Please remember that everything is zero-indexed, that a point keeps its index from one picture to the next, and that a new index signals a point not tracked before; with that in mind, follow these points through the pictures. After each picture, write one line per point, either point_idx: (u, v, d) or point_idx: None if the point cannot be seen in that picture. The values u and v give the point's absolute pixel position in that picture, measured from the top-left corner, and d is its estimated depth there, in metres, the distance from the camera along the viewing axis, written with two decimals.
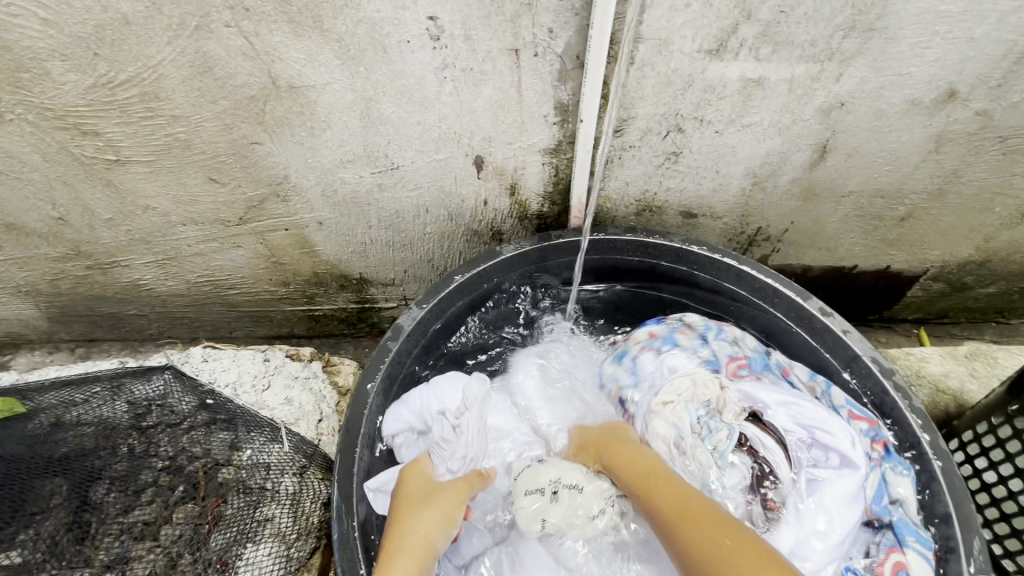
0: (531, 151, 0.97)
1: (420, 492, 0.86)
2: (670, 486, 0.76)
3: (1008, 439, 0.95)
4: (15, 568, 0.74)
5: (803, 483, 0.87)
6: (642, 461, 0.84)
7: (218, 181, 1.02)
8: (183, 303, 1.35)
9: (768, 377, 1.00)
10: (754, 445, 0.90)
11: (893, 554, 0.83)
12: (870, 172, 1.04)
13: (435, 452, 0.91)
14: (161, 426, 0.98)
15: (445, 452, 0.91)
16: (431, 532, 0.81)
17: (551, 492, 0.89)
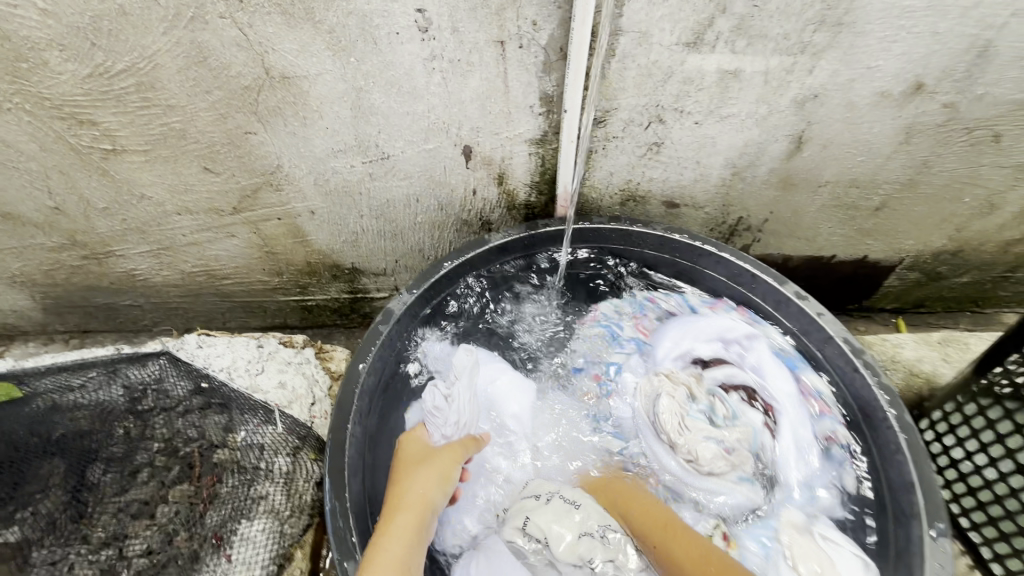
0: (517, 141, 1.00)
1: (420, 456, 0.87)
2: (691, 545, 0.78)
3: (974, 416, 0.99)
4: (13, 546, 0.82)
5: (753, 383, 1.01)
6: (656, 511, 0.84)
7: (213, 170, 1.04)
8: (177, 293, 1.37)
9: (648, 317, 1.13)
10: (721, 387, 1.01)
11: (805, 385, 0.99)
12: (845, 163, 1.07)
13: (429, 420, 0.92)
14: (157, 410, 1.03)
15: (438, 421, 0.92)
16: (429, 489, 0.82)
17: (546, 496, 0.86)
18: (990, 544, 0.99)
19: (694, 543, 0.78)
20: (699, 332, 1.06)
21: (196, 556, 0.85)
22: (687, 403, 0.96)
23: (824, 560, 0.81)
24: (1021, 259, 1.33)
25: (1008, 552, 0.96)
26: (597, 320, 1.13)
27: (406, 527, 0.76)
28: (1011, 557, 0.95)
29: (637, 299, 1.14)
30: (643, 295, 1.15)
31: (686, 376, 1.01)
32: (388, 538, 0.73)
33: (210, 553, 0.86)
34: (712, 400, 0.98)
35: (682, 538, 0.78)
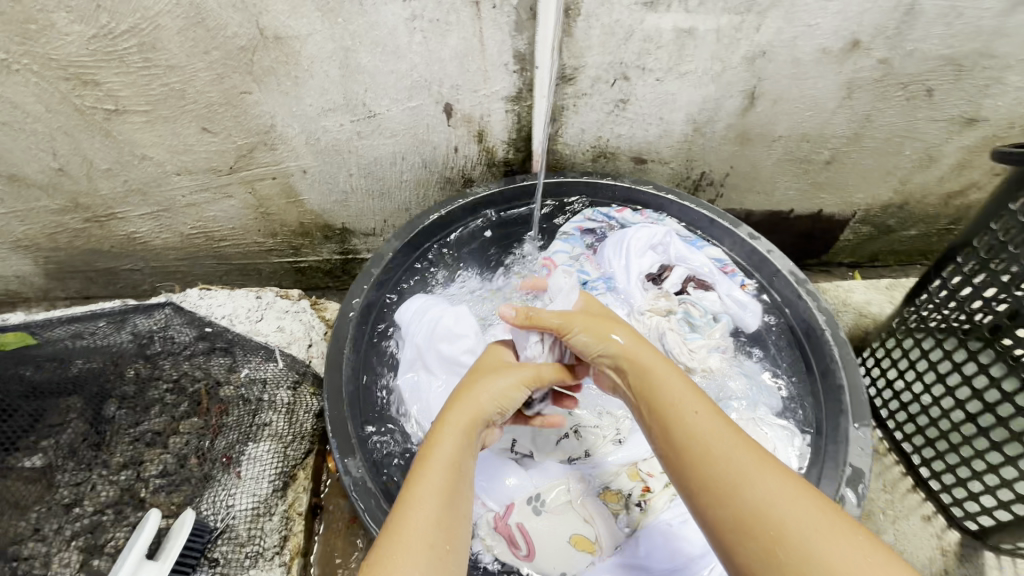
0: (494, 99, 1.08)
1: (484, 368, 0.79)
2: (683, 387, 0.66)
3: (904, 340, 1.08)
4: (37, 471, 0.86)
5: (703, 276, 1.09)
6: (642, 348, 0.72)
7: (211, 131, 1.11)
8: (176, 256, 1.44)
9: (583, 245, 1.18)
10: (695, 293, 1.08)
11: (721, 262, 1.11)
12: (795, 117, 1.18)
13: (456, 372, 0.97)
14: (164, 354, 1.07)
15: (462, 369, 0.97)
16: (486, 398, 0.72)
17: None
18: (919, 452, 1.07)
19: (688, 384, 0.67)
20: (637, 248, 1.10)
21: (209, 475, 0.95)
22: (680, 327, 1.03)
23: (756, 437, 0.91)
24: (961, 210, 1.45)
25: (932, 458, 1.04)
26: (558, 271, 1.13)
27: (459, 425, 0.68)
28: (935, 461, 1.04)
29: (568, 236, 1.18)
30: (570, 228, 1.19)
31: (658, 300, 1.06)
32: (439, 446, 0.65)
33: (221, 470, 0.96)
34: (684, 308, 1.06)
35: (673, 379, 0.67)
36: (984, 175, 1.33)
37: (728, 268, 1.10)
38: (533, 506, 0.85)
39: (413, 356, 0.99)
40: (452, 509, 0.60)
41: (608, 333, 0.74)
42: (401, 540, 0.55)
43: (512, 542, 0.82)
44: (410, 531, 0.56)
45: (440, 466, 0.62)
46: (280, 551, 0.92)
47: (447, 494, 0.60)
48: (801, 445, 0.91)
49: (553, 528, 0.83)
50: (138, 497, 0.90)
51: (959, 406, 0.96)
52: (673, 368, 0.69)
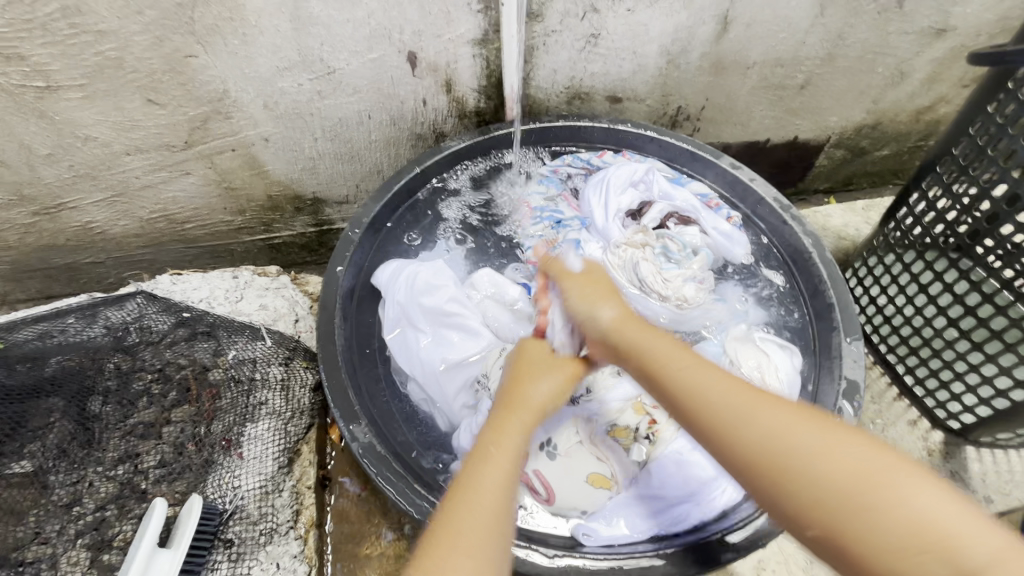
0: (460, 43, 1.02)
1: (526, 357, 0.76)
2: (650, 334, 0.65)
3: (886, 256, 1.10)
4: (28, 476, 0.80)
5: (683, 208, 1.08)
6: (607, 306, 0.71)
7: (157, 102, 1.03)
8: (141, 244, 1.36)
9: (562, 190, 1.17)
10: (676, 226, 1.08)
11: (707, 196, 1.11)
12: (769, 40, 1.15)
13: (446, 325, 0.95)
14: (144, 344, 1.02)
15: (449, 322, 0.95)
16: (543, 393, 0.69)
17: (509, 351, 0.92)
18: (903, 362, 1.11)
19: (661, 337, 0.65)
20: (617, 185, 1.10)
21: (210, 460, 0.93)
22: (656, 258, 1.03)
23: (762, 358, 0.92)
24: (931, 125, 1.46)
25: (916, 365, 1.08)
26: (534, 213, 1.15)
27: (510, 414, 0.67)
28: (919, 368, 1.08)
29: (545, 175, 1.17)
30: (546, 171, 1.18)
31: (635, 234, 1.05)
32: (501, 443, 0.62)
33: (222, 454, 0.94)
34: (663, 242, 1.04)
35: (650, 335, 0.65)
36: (953, 87, 1.34)
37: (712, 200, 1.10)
38: (546, 451, 0.81)
39: (396, 315, 0.97)
40: (503, 507, 0.57)
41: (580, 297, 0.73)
42: (449, 540, 0.53)
43: (533, 488, 0.81)
44: (455, 534, 0.53)
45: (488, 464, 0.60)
46: (295, 525, 0.92)
47: (506, 486, 0.58)
48: (800, 364, 0.92)
49: (569, 468, 0.80)
50: (140, 490, 0.87)
51: (941, 313, 1.00)
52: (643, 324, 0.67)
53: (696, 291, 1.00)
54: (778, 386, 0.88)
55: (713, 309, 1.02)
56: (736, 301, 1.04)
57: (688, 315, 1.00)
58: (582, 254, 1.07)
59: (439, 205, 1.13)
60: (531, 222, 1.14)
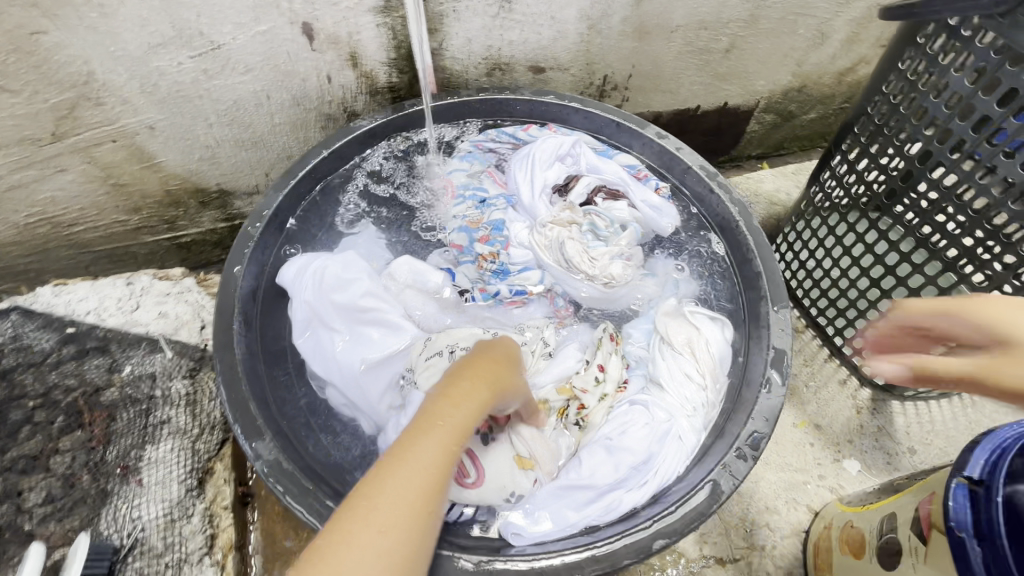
0: (360, 11, 0.93)
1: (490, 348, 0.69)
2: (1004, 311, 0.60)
3: (813, 220, 1.10)
4: None
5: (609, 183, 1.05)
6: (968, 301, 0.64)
7: (8, 89, 0.89)
8: (21, 253, 1.20)
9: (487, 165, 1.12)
10: (603, 201, 1.04)
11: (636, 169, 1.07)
12: (690, 3, 1.11)
13: (364, 321, 0.89)
14: (22, 368, 0.91)
15: (367, 318, 0.89)
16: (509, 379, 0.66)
17: (449, 352, 0.83)
18: (832, 323, 1.13)
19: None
20: (542, 161, 1.05)
21: (106, 490, 0.83)
22: (583, 237, 1.00)
23: (691, 332, 0.90)
24: (854, 87, 1.48)
25: (844, 327, 1.10)
26: (457, 192, 1.08)
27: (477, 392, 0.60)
28: (847, 329, 1.10)
29: (465, 153, 1.11)
30: (468, 146, 1.12)
31: (561, 212, 1.02)
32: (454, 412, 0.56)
33: (119, 483, 0.84)
34: (590, 219, 1.02)
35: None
36: (872, 48, 1.35)
37: (639, 172, 1.06)
38: (483, 436, 0.77)
39: (305, 315, 0.89)
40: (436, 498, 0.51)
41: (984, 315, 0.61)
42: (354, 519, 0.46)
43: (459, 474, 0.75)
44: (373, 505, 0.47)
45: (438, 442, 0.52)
46: (210, 551, 0.83)
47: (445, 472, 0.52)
48: (730, 336, 0.91)
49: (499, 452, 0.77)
50: (24, 531, 0.78)
51: (864, 274, 1.01)
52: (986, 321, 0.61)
53: (624, 268, 0.97)
54: (705, 360, 0.87)
55: (643, 285, 1.00)
56: (668, 273, 1.02)
57: (616, 294, 0.97)
58: (507, 236, 1.03)
59: (352, 190, 1.06)
60: (454, 204, 1.07)
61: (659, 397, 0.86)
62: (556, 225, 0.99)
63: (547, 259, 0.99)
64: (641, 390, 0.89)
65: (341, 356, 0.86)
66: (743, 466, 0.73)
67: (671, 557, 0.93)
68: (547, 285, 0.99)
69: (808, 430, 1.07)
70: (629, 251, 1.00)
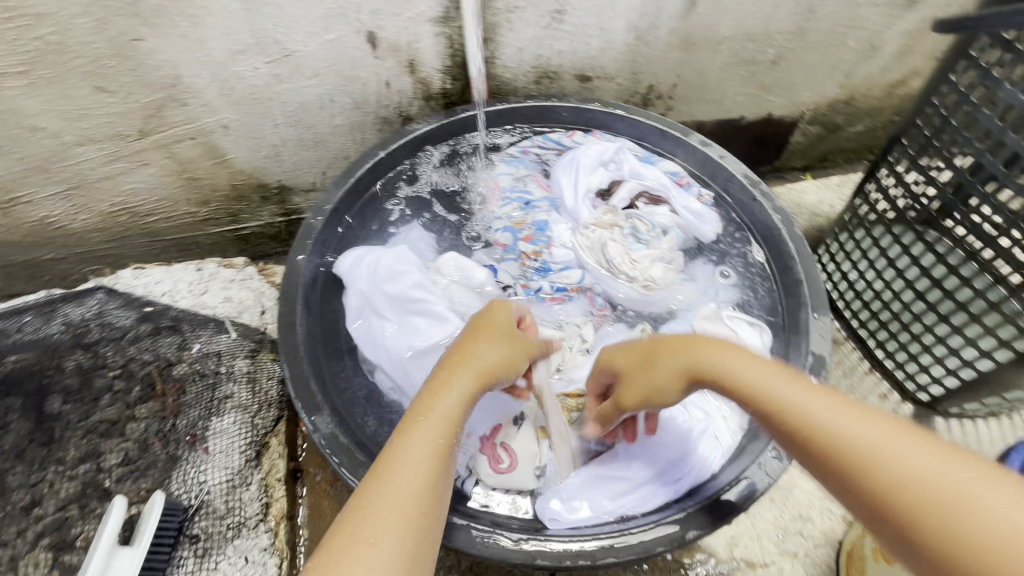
0: (421, 22, 0.99)
1: (477, 326, 0.73)
2: (772, 382, 0.59)
3: (857, 231, 1.10)
4: None
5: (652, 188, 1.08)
6: (667, 356, 0.69)
7: (107, 89, 0.99)
8: (103, 239, 1.31)
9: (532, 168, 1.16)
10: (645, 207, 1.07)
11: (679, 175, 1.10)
12: (737, 15, 1.13)
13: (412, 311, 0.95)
14: (105, 340, 0.97)
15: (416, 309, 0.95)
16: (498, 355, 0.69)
17: None
18: (874, 336, 1.12)
19: (829, 432, 0.51)
20: (586, 165, 1.09)
21: (175, 455, 0.91)
22: (624, 239, 1.03)
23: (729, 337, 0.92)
24: (904, 99, 1.46)
25: (886, 340, 1.09)
26: (503, 194, 1.13)
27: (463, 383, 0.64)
28: (889, 342, 1.09)
29: (511, 157, 1.16)
30: (515, 151, 1.16)
31: (603, 215, 1.06)
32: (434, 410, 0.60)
33: (187, 449, 0.92)
34: (631, 223, 1.05)
35: (817, 412, 0.53)
36: (925, 60, 1.33)
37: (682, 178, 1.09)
38: (517, 424, 0.85)
39: (359, 303, 0.96)
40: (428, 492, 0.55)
41: (653, 374, 0.70)
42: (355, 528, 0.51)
43: (496, 458, 0.83)
44: (368, 513, 0.52)
45: (422, 442, 0.57)
46: (264, 518, 0.92)
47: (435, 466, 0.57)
48: (769, 341, 0.92)
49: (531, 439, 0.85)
50: (104, 488, 0.84)
51: (908, 286, 1.00)
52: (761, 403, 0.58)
53: (664, 271, 1.00)
54: None
55: (683, 289, 1.02)
56: (709, 279, 1.04)
57: (656, 297, 1.00)
58: (549, 236, 1.07)
59: (404, 189, 1.11)
60: (499, 204, 1.13)
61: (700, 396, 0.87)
62: (598, 227, 1.03)
63: (588, 259, 1.02)
64: None
65: (391, 343, 0.92)
66: (777, 465, 0.76)
67: (701, 557, 0.93)
68: (587, 284, 1.02)
69: None
70: (670, 254, 1.02)
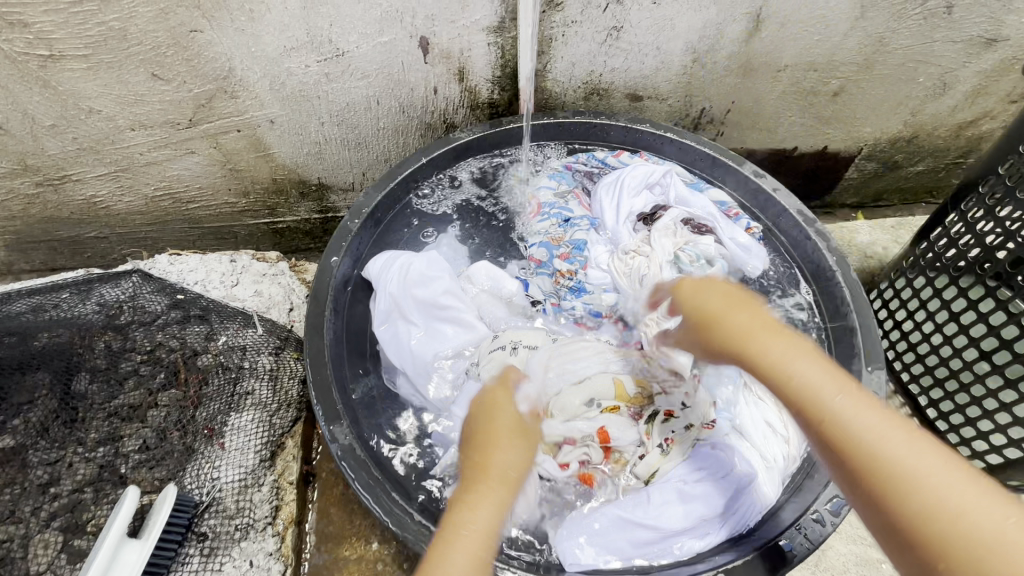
0: (474, 31, 0.98)
1: (488, 428, 0.70)
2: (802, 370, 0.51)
3: (918, 280, 1.03)
4: (8, 453, 0.78)
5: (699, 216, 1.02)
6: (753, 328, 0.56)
7: (162, 77, 1.00)
8: (145, 221, 1.33)
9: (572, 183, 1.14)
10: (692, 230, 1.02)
11: (729, 207, 1.07)
12: (803, 42, 1.08)
13: (436, 315, 0.94)
14: (136, 324, 0.99)
15: (440, 314, 0.94)
16: (514, 460, 0.65)
17: (512, 349, 0.91)
18: (926, 393, 1.05)
19: (867, 462, 0.44)
20: (631, 186, 1.06)
21: (191, 447, 0.90)
22: (667, 269, 0.97)
23: None
24: (972, 142, 1.37)
25: (940, 399, 1.02)
26: (542, 209, 1.11)
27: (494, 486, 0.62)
28: (943, 402, 1.02)
29: (555, 170, 1.14)
30: (559, 165, 1.16)
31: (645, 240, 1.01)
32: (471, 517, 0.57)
33: (204, 443, 0.91)
34: (676, 252, 0.99)
35: (881, 445, 0.44)
36: (1000, 103, 1.25)
37: (731, 209, 1.06)
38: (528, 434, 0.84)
39: (388, 306, 0.94)
40: None
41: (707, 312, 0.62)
42: None
43: None
44: None
45: (471, 544, 0.55)
46: (273, 521, 0.89)
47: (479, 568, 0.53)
48: None
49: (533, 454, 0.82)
50: (119, 473, 0.85)
51: (971, 344, 0.93)
52: (801, 403, 0.50)
53: None
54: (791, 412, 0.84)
55: None
56: None
57: None
58: (586, 256, 1.03)
59: (447, 196, 1.11)
60: (534, 220, 1.11)
61: (743, 446, 0.82)
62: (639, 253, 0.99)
63: (624, 283, 0.99)
64: (724, 434, 0.83)
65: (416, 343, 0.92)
66: (818, 530, 0.73)
67: None
68: (620, 309, 0.99)
69: None
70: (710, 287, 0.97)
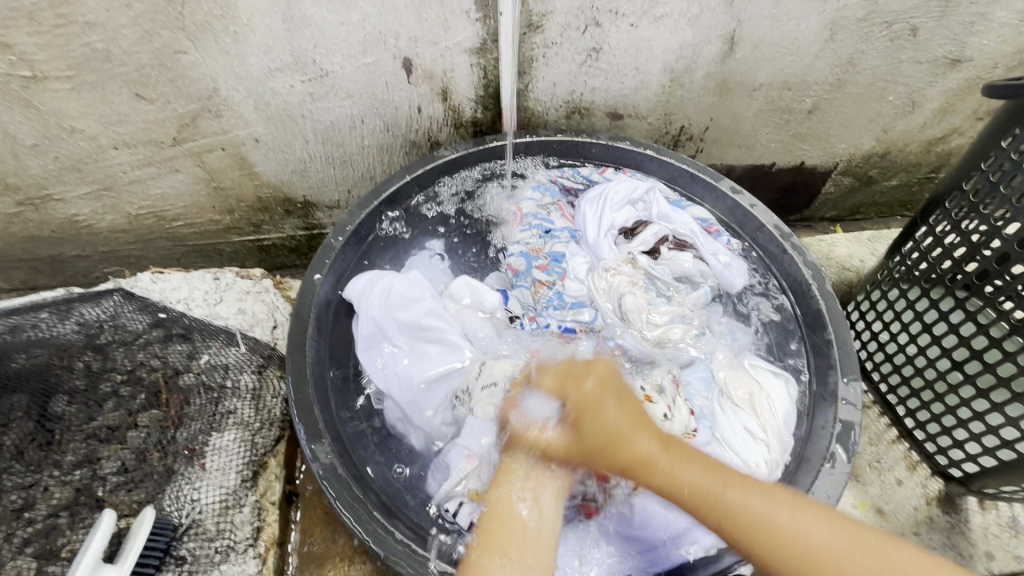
0: (457, 52, 1.00)
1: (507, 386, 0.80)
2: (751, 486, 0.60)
3: (891, 291, 1.05)
4: None
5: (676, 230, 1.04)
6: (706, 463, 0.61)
7: (146, 97, 1.01)
8: (127, 239, 1.33)
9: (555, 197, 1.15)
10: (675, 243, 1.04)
11: (711, 223, 1.09)
12: (776, 62, 1.11)
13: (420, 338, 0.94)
14: (116, 344, 0.98)
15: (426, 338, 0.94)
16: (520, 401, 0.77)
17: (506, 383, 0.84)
18: (904, 402, 1.07)
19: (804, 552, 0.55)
20: (614, 201, 1.07)
21: (171, 469, 0.88)
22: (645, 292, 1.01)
23: (752, 387, 0.93)
24: (943, 157, 1.42)
25: (918, 409, 1.04)
26: (525, 219, 1.12)
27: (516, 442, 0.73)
28: (920, 411, 1.04)
29: (539, 184, 1.15)
30: (543, 178, 1.17)
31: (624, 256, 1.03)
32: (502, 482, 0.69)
33: (184, 464, 0.89)
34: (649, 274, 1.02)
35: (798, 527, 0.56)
36: (968, 119, 1.29)
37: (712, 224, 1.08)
38: None
39: (371, 331, 0.95)
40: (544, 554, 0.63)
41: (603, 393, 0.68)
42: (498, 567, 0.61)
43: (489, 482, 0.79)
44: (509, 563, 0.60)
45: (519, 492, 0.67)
46: (254, 543, 0.87)
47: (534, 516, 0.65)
48: (795, 394, 0.93)
49: None
50: (97, 497, 0.83)
51: (944, 355, 0.96)
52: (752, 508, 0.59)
53: (682, 331, 0.98)
54: (771, 419, 0.89)
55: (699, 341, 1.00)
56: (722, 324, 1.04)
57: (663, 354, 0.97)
58: (564, 268, 1.04)
59: (431, 210, 1.12)
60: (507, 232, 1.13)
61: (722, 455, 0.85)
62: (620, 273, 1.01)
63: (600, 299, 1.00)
64: (707, 443, 0.86)
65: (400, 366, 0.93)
66: None
67: None
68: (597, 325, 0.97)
69: (867, 513, 1.01)
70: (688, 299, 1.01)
